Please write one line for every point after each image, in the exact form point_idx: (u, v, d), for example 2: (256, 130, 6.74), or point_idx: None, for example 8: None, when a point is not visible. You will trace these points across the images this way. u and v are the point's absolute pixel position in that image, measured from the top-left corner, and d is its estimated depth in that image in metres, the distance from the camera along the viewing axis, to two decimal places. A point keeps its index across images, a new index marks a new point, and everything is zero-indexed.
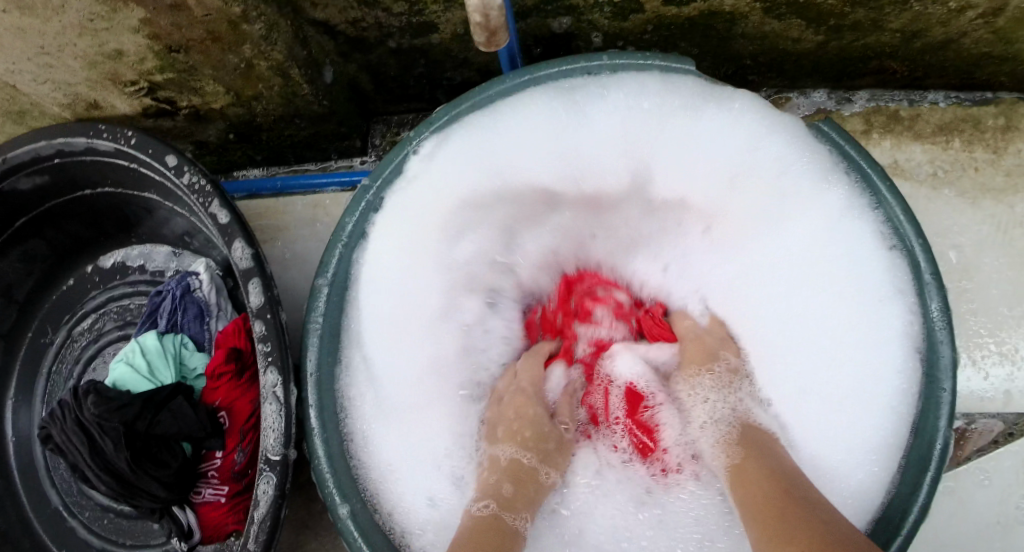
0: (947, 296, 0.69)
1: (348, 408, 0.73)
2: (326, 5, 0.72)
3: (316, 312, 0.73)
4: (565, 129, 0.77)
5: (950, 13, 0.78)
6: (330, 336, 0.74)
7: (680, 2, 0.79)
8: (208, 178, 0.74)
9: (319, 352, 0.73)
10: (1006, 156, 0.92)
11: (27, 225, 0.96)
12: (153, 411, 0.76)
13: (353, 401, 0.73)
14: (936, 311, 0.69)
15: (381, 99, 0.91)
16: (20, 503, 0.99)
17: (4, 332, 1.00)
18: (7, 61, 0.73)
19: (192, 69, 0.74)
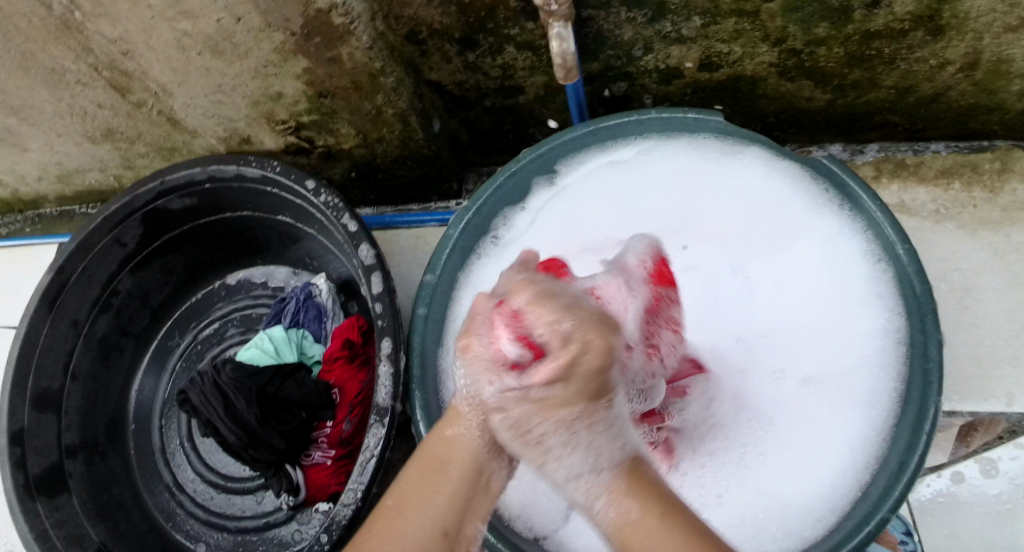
0: (931, 284, 0.78)
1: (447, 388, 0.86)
2: (439, 69, 0.92)
3: (426, 298, 0.86)
4: (626, 181, 0.96)
5: (932, 69, 0.96)
6: (433, 321, 0.86)
7: (712, 68, 0.95)
8: (342, 198, 0.91)
9: (423, 333, 0.85)
10: (1002, 195, 1.05)
11: (170, 241, 1.16)
12: (280, 378, 0.92)
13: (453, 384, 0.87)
14: (924, 292, 0.78)
15: (475, 150, 1.11)
16: (136, 480, 1.15)
17: (137, 333, 1.20)
18: (188, 95, 0.95)
19: (334, 113, 0.94)
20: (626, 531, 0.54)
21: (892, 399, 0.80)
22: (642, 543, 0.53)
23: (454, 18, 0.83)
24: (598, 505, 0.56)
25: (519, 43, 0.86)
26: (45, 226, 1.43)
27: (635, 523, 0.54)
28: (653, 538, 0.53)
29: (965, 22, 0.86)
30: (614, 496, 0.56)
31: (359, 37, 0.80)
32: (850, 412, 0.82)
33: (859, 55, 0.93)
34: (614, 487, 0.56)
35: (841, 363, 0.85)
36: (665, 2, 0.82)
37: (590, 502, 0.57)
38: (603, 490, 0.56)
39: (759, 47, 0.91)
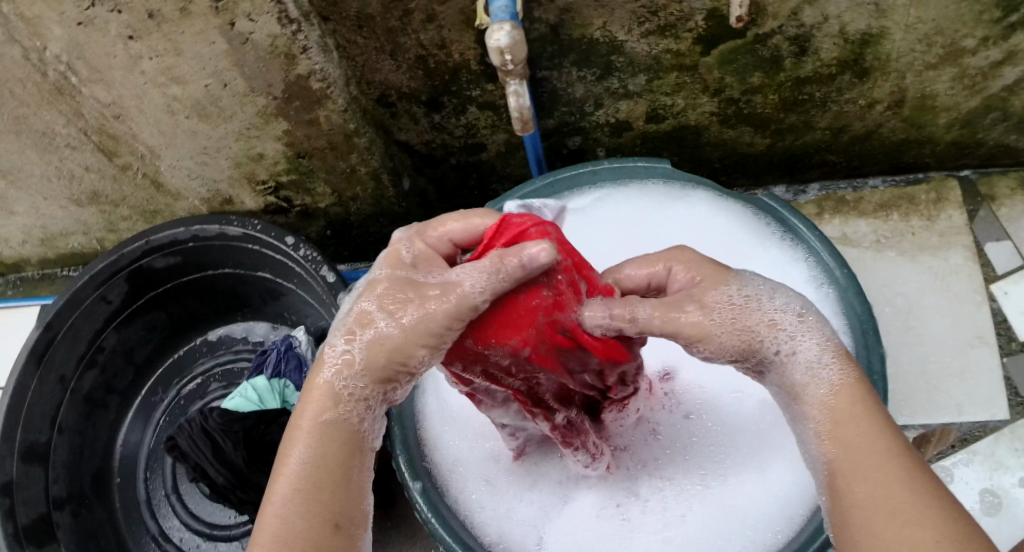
0: (870, 302, 0.88)
1: (424, 427, 0.91)
2: (407, 130, 0.99)
3: None
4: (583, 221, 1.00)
5: (862, 109, 1.05)
6: None
7: (658, 120, 1.03)
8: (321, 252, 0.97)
9: None
10: (938, 222, 1.13)
11: (154, 298, 1.19)
12: (265, 423, 0.96)
13: (429, 422, 0.92)
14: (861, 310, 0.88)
15: (443, 207, 1.16)
16: (122, 533, 1.17)
17: (121, 389, 1.23)
18: (174, 157, 1.01)
19: (311, 172, 0.99)
20: (847, 419, 0.56)
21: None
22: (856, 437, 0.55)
23: (421, 82, 0.90)
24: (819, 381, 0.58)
25: (480, 103, 0.93)
26: (26, 289, 1.46)
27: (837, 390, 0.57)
28: (867, 444, 0.54)
29: (887, 63, 0.95)
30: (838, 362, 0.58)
31: (335, 100, 0.87)
32: None
33: (793, 100, 1.02)
34: (840, 387, 0.57)
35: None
36: (612, 61, 0.90)
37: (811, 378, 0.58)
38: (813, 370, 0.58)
39: (699, 98, 0.99)
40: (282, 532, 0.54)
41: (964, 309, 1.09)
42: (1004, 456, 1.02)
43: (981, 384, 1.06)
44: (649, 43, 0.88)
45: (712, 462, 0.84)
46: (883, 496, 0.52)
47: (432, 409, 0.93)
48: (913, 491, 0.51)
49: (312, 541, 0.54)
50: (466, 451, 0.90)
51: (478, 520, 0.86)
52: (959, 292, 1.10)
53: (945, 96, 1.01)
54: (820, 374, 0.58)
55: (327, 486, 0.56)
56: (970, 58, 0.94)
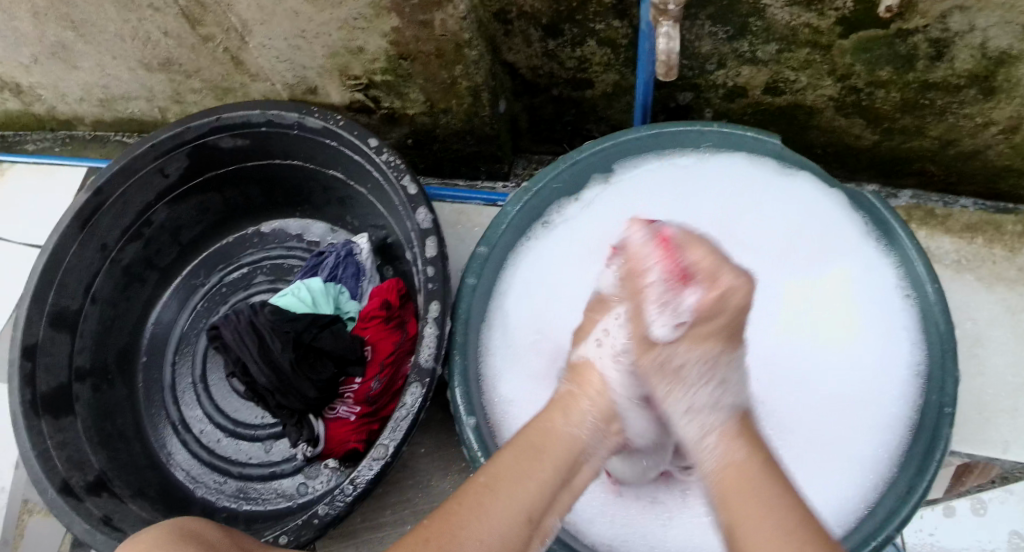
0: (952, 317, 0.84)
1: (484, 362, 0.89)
2: (517, 51, 0.94)
3: (473, 271, 0.87)
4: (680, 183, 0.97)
5: (977, 127, 1.00)
6: (480, 294, 0.88)
7: (775, 93, 0.99)
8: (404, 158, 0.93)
9: (469, 306, 0.87)
10: (1021, 256, 1.10)
11: (212, 179, 1.15)
12: (318, 328, 0.93)
13: (489, 357, 0.89)
14: (942, 328, 0.84)
15: (529, 138, 1.12)
16: (141, 412, 1.15)
17: (161, 267, 1.20)
18: (267, 36, 0.97)
19: (408, 76, 0.96)
20: (741, 490, 0.60)
21: (905, 426, 0.85)
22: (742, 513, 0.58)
23: (546, 4, 0.85)
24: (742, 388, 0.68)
25: (601, 38, 0.89)
26: (74, 149, 1.41)
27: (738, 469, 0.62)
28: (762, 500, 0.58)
29: (1017, 86, 0.90)
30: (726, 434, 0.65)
31: (457, 5, 0.83)
32: (863, 433, 0.87)
33: (913, 102, 0.97)
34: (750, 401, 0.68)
35: (865, 391, 0.89)
36: (749, 23, 0.86)
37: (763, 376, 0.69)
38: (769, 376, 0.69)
39: (823, 80, 0.95)
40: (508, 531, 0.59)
41: None
42: None
43: None
44: (792, 13, 0.83)
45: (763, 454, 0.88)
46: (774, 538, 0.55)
47: (494, 344, 0.90)
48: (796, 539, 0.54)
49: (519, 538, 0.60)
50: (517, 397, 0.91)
51: None
52: None
53: None
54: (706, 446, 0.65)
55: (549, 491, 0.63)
56: None
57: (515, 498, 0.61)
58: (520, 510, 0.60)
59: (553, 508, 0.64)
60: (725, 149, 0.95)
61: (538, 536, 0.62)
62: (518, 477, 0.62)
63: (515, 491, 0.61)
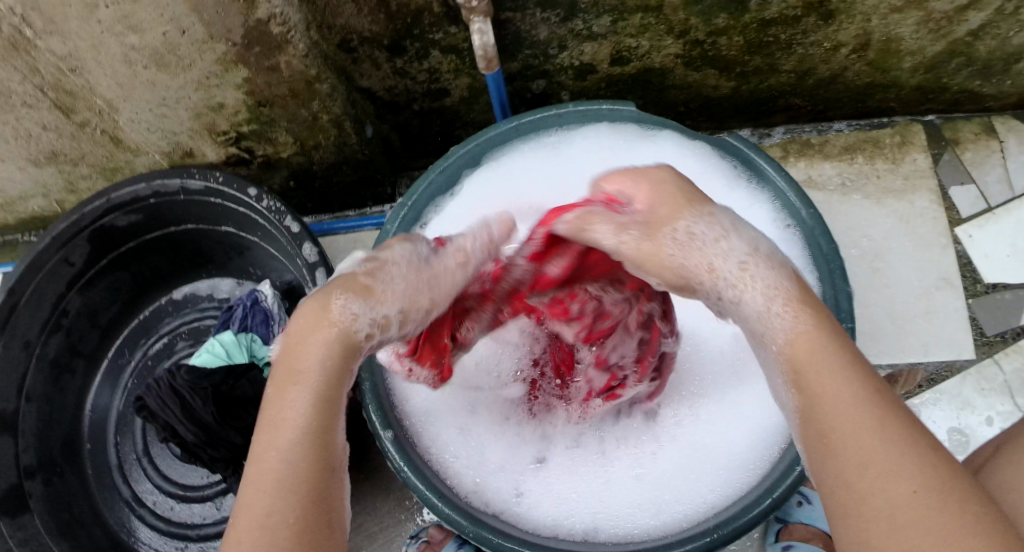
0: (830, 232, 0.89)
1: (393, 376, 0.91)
2: (370, 76, 0.98)
3: None
4: (552, 163, 0.99)
5: (827, 51, 1.03)
6: None
7: (622, 63, 1.03)
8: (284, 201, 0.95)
9: None
10: (903, 165, 1.14)
11: (119, 259, 1.17)
12: (234, 378, 0.96)
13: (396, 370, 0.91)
14: (823, 244, 0.89)
15: (406, 155, 1.17)
16: (94, 497, 1.15)
17: (88, 353, 1.20)
18: (132, 111, 0.98)
19: (272, 121, 0.98)
20: (802, 349, 0.56)
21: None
22: (824, 387, 0.53)
23: (383, 26, 0.88)
24: (774, 309, 0.59)
25: (443, 47, 0.92)
26: None
27: (804, 333, 0.57)
28: (859, 437, 0.50)
29: (853, 5, 0.93)
30: (793, 306, 0.59)
31: (296, 45, 0.85)
32: None
33: (758, 43, 1.01)
34: (792, 299, 0.59)
35: None
36: (576, 2, 0.89)
37: (769, 305, 0.60)
38: (781, 293, 0.60)
39: (664, 40, 0.98)
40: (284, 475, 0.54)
41: (929, 250, 1.11)
42: (970, 395, 1.05)
43: (945, 324, 1.08)
44: None
45: (680, 407, 0.94)
46: (849, 412, 0.51)
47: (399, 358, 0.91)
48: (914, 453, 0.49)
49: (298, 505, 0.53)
50: (436, 404, 0.92)
51: (454, 473, 0.88)
52: (924, 234, 1.11)
53: (910, 40, 1.01)
54: (776, 319, 0.58)
55: (327, 400, 0.57)
56: (936, 0, 0.92)
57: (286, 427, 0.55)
58: (319, 461, 0.55)
59: (334, 449, 0.57)
60: (586, 123, 0.97)
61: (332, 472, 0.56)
62: (290, 424, 0.55)
63: (291, 441, 0.55)
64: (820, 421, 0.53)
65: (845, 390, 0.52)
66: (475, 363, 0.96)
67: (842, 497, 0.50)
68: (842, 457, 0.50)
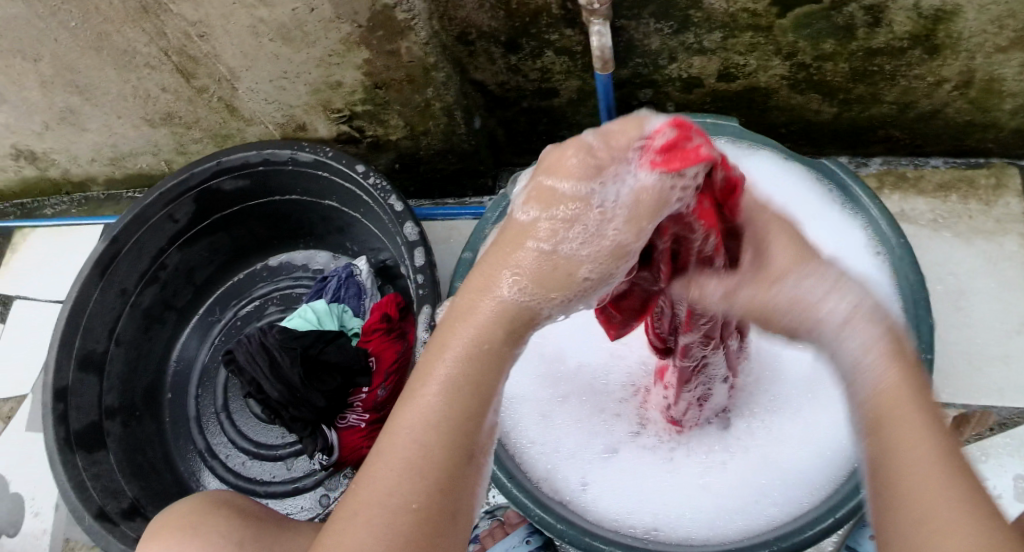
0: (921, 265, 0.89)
1: None
2: (483, 70, 1.01)
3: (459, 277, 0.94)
4: None
5: (930, 86, 1.04)
6: None
7: (729, 80, 1.05)
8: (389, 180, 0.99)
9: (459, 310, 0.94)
10: (996, 207, 1.13)
11: (221, 220, 1.23)
12: (323, 342, 1.00)
13: None
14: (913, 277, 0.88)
15: (510, 150, 1.19)
16: (169, 444, 1.22)
17: (180, 307, 1.27)
18: (253, 81, 1.04)
19: (386, 104, 1.03)
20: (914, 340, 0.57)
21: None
22: None
23: (501, 22, 0.92)
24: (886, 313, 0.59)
25: (558, 48, 0.95)
26: (91, 208, 1.51)
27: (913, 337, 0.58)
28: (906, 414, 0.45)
29: (959, 42, 0.94)
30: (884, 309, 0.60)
31: (418, 33, 0.90)
32: None
33: (863, 71, 1.02)
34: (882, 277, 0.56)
35: None
36: (690, 15, 0.92)
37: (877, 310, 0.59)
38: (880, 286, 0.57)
39: (772, 60, 1.00)
40: (412, 457, 0.44)
41: (1017, 295, 1.10)
42: None
43: None
44: (728, 1, 0.88)
45: (757, 421, 0.94)
46: None
47: None
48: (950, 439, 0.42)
49: (422, 491, 0.43)
50: (524, 390, 0.97)
51: (528, 456, 0.91)
52: (1013, 278, 1.10)
53: (1013, 81, 1.00)
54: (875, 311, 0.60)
55: (481, 376, 0.46)
56: None
57: (430, 407, 0.44)
58: (451, 450, 0.44)
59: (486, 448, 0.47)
60: None
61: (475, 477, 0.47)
62: (433, 396, 0.45)
63: (427, 415, 0.44)
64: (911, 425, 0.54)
65: (903, 388, 0.47)
66: (578, 365, 0.99)
67: (885, 476, 0.44)
68: (887, 432, 0.45)
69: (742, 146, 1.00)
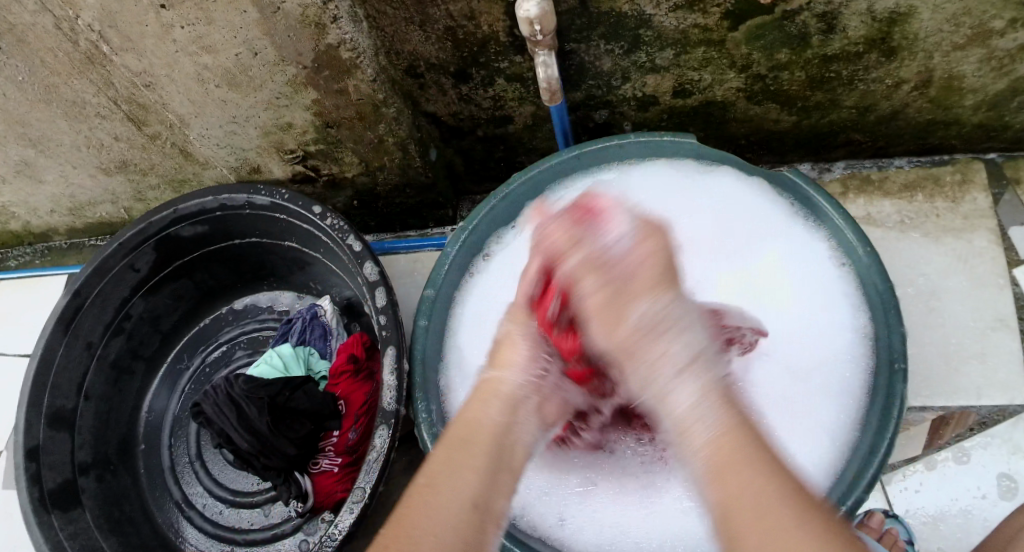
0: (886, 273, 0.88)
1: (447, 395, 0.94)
2: (436, 101, 1.00)
3: (424, 313, 0.93)
4: None
5: (889, 88, 1.03)
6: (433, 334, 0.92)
7: (685, 95, 1.03)
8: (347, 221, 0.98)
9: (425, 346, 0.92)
10: (962, 204, 1.13)
11: (183, 266, 1.21)
12: (290, 390, 0.98)
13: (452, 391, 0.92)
14: (879, 285, 0.88)
15: (469, 178, 1.18)
16: (146, 497, 1.19)
17: (147, 356, 1.25)
18: (203, 127, 1.02)
19: (339, 142, 1.01)
20: (722, 450, 0.57)
21: (862, 389, 0.86)
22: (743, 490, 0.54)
23: (449, 53, 0.90)
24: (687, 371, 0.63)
25: (508, 75, 0.94)
26: (54, 258, 1.48)
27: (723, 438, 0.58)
28: (742, 472, 0.55)
29: (914, 43, 0.93)
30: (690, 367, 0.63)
31: (365, 71, 0.88)
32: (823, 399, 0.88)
33: (819, 79, 1.01)
34: (713, 386, 0.62)
35: (818, 356, 0.90)
36: (640, 35, 0.90)
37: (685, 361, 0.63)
38: (688, 365, 0.63)
39: (726, 73, 0.99)
40: (448, 502, 0.61)
41: (988, 292, 1.09)
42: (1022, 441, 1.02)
43: (1003, 368, 1.06)
44: (677, 18, 0.88)
45: None
46: (756, 508, 0.53)
47: (455, 380, 0.93)
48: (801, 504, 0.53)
49: (456, 523, 0.60)
50: None
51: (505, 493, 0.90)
52: (983, 276, 1.09)
53: (973, 77, 1.00)
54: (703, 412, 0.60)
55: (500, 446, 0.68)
56: (998, 39, 0.92)
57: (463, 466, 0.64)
58: (480, 490, 0.63)
59: (496, 492, 0.64)
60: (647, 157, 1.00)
61: (489, 520, 0.63)
62: (475, 457, 0.65)
63: (463, 471, 0.64)
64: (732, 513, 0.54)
65: (762, 514, 0.52)
66: None
67: None
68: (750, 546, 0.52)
69: (700, 161, 0.99)
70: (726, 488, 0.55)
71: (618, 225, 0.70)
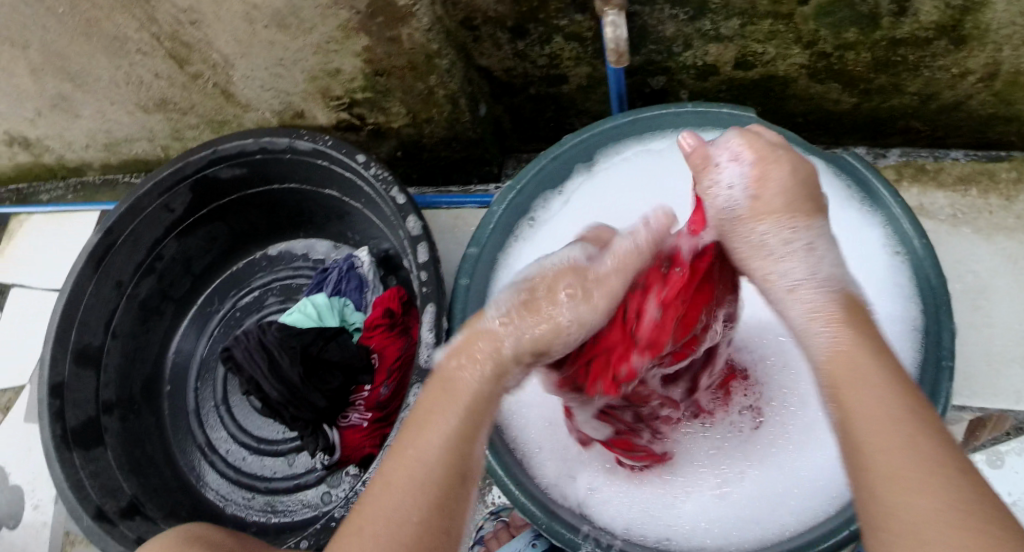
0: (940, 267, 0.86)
1: None
2: (489, 55, 0.97)
3: (466, 272, 0.92)
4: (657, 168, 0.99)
5: (954, 78, 0.99)
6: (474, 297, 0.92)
7: (747, 67, 1.01)
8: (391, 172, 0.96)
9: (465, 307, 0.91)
10: (1018, 203, 1.09)
11: (218, 210, 1.20)
12: (323, 340, 0.97)
13: None
14: (933, 278, 0.86)
15: (516, 137, 1.17)
16: (168, 439, 1.20)
17: (177, 298, 1.24)
18: (248, 68, 1.00)
19: (387, 91, 0.99)
20: (839, 362, 0.60)
21: None
22: (868, 411, 0.56)
23: (507, 7, 0.87)
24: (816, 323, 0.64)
25: (567, 34, 0.91)
26: (87, 194, 1.48)
27: (842, 350, 0.61)
28: (865, 381, 0.58)
29: (986, 33, 0.89)
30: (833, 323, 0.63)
31: (420, 19, 0.85)
32: None
33: (886, 61, 0.97)
34: (834, 315, 0.64)
35: None
36: (707, 1, 0.87)
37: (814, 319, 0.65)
38: (825, 314, 0.64)
39: (791, 48, 0.96)
40: (416, 480, 0.60)
41: None
42: None
43: None
44: None
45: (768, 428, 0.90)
46: (884, 429, 0.54)
47: None
48: (942, 474, 0.50)
49: (415, 507, 0.59)
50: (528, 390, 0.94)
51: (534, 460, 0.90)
52: None
53: None
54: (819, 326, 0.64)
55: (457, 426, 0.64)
56: None
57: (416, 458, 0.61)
58: (444, 476, 0.61)
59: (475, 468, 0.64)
60: None
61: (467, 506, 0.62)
62: (424, 447, 0.62)
63: (415, 460, 0.61)
64: (852, 424, 0.56)
65: (884, 416, 0.55)
66: None
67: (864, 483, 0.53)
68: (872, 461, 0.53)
69: None
70: (847, 404, 0.57)
71: (726, 169, 0.72)
